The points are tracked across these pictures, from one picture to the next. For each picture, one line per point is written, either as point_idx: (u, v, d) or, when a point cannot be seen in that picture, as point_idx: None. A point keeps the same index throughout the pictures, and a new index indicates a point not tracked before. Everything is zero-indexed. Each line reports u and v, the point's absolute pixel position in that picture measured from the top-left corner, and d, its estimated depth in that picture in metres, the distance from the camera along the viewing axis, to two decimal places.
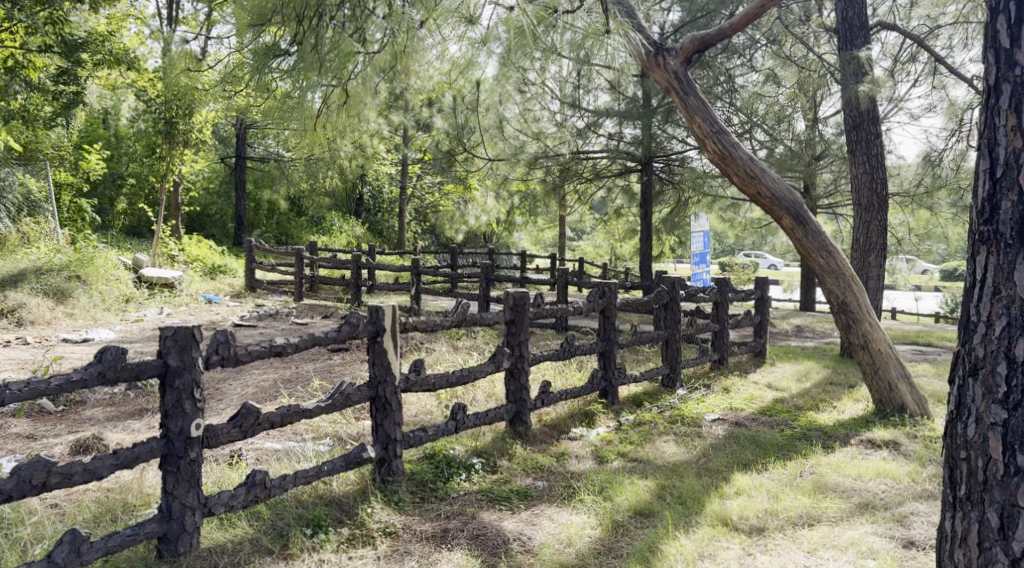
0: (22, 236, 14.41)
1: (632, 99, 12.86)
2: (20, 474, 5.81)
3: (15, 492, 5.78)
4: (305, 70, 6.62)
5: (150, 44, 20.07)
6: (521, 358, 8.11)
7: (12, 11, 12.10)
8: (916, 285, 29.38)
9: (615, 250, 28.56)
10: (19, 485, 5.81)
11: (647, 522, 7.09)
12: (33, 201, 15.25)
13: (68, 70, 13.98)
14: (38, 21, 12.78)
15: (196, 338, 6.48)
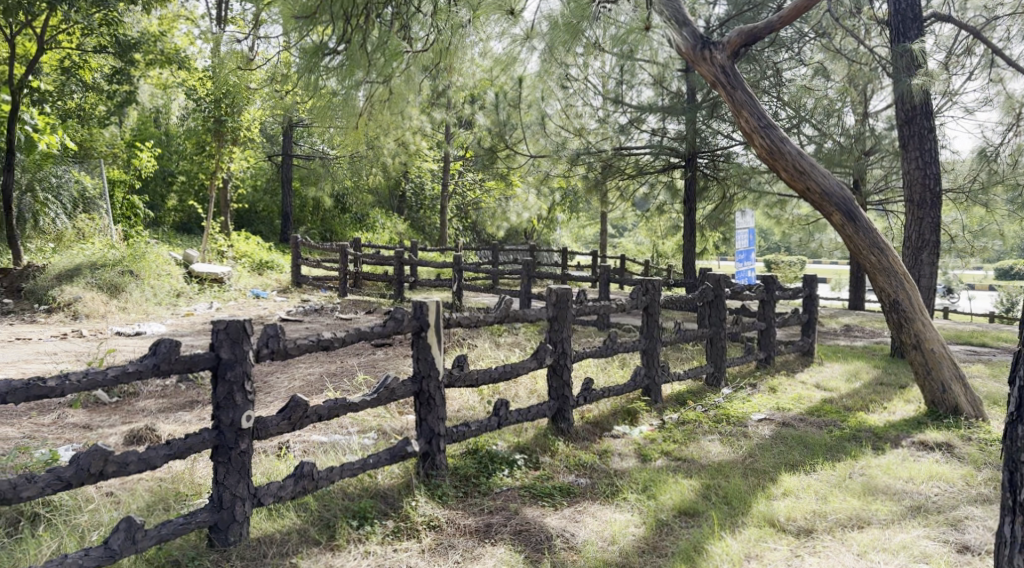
0: (78, 232, 15.20)
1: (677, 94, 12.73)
2: (79, 462, 5.87)
3: (73, 479, 5.85)
4: (352, 67, 7.50)
5: (197, 46, 19.71)
6: (565, 354, 8.05)
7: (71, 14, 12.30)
8: (972, 285, 28.61)
9: (657, 246, 28.31)
10: (77, 473, 5.87)
11: (692, 522, 6.91)
12: (87, 199, 16.31)
13: (121, 70, 13.73)
14: (93, 22, 13.01)
15: (247, 332, 6.39)
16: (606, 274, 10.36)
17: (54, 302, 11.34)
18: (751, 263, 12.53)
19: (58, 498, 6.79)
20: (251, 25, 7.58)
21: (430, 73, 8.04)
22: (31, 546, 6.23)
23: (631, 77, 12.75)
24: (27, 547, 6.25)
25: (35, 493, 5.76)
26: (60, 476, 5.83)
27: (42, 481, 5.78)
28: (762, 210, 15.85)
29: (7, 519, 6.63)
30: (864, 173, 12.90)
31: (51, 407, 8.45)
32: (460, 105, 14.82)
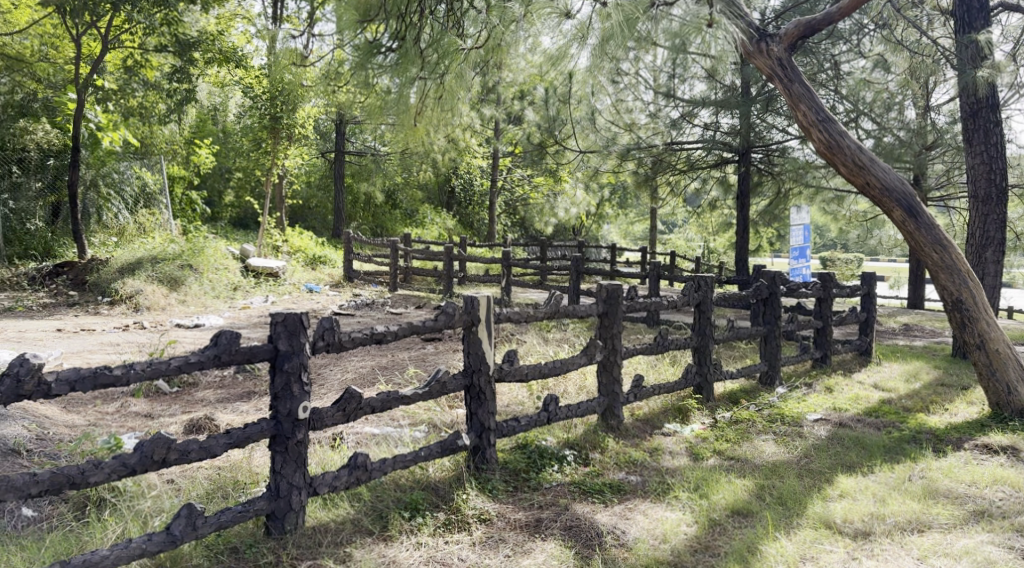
0: (139, 226, 15.94)
1: (731, 87, 12.50)
2: (143, 449, 6.02)
3: (138, 466, 5.99)
4: (406, 65, 7.60)
5: (255, 45, 20.18)
6: (614, 351, 8.03)
7: (131, 13, 12.75)
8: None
9: (709, 242, 28.09)
10: (142, 460, 6.02)
11: (746, 522, 6.83)
12: (149, 193, 16.94)
13: (181, 68, 13.95)
14: (155, 22, 13.38)
15: (304, 324, 6.52)
16: (654, 270, 10.27)
17: (117, 295, 11.70)
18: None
19: (123, 483, 7.02)
20: (305, 23, 7.65)
21: (478, 70, 8.07)
22: (97, 530, 6.44)
23: (684, 70, 12.59)
24: (93, 531, 6.46)
25: (101, 479, 5.91)
26: (125, 463, 5.98)
27: (108, 467, 5.93)
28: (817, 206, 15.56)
29: (74, 504, 6.90)
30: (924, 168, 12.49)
31: (115, 396, 8.74)
32: (509, 100, 14.85)
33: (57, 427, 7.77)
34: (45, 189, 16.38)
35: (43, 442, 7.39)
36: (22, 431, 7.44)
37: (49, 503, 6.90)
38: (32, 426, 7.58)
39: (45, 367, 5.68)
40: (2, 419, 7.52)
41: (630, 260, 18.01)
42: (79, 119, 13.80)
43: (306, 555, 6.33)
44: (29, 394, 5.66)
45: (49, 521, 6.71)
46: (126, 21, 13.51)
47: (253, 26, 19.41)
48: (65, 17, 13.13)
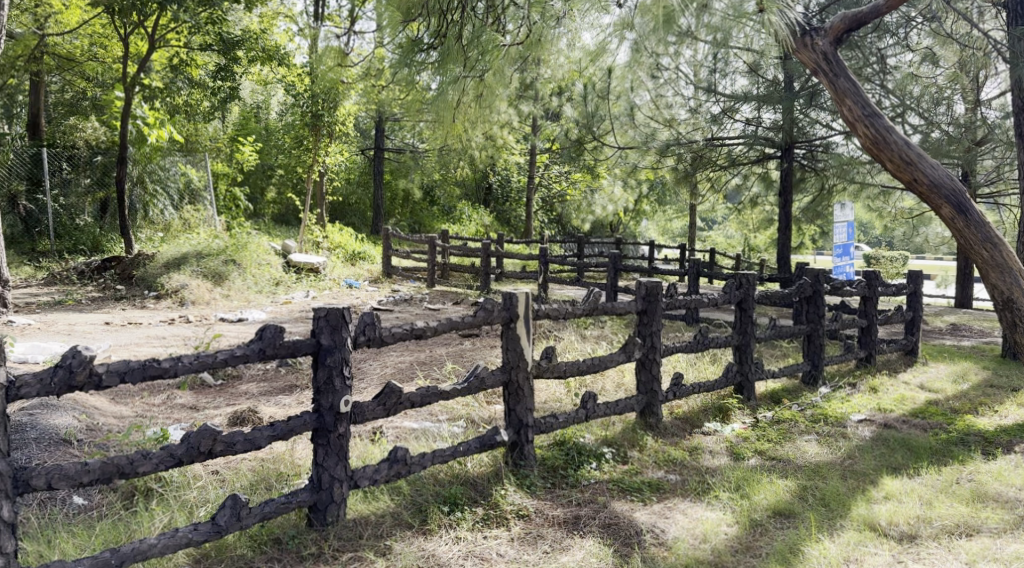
0: (184, 222, 16.54)
1: (774, 81, 12.29)
2: (189, 441, 6.07)
3: (184, 457, 6.03)
4: (447, 62, 7.59)
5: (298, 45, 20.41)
6: (654, 348, 7.98)
7: (178, 12, 13.01)
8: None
9: (749, 239, 27.84)
10: (188, 451, 6.06)
11: (789, 523, 6.75)
12: (193, 190, 17.55)
13: (225, 66, 14.20)
14: (201, 21, 13.63)
15: (346, 319, 6.57)
16: (693, 267, 10.18)
17: (162, 289, 11.95)
18: (849, 259, 12.42)
19: (169, 474, 7.17)
20: (348, 21, 7.64)
21: (519, 67, 7.98)
22: (145, 519, 6.56)
23: (725, 64, 12.40)
24: (141, 519, 6.59)
25: (150, 469, 5.94)
26: (172, 454, 6.03)
27: (156, 458, 5.97)
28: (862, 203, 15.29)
29: (123, 493, 7.07)
30: (974, 165, 12.10)
31: (161, 388, 8.94)
32: (547, 97, 14.85)
33: (106, 418, 7.97)
34: (94, 186, 17.13)
35: (93, 432, 7.58)
36: (73, 421, 7.64)
37: (99, 492, 7.07)
38: (82, 417, 7.78)
39: (96, 360, 5.69)
40: (55, 410, 7.73)
41: (669, 257, 17.91)
42: (126, 117, 14.14)
43: (347, 546, 6.39)
44: (80, 385, 5.68)
45: (98, 509, 6.88)
46: (173, 20, 13.80)
47: (297, 23, 19.67)
48: (112, 17, 13.44)
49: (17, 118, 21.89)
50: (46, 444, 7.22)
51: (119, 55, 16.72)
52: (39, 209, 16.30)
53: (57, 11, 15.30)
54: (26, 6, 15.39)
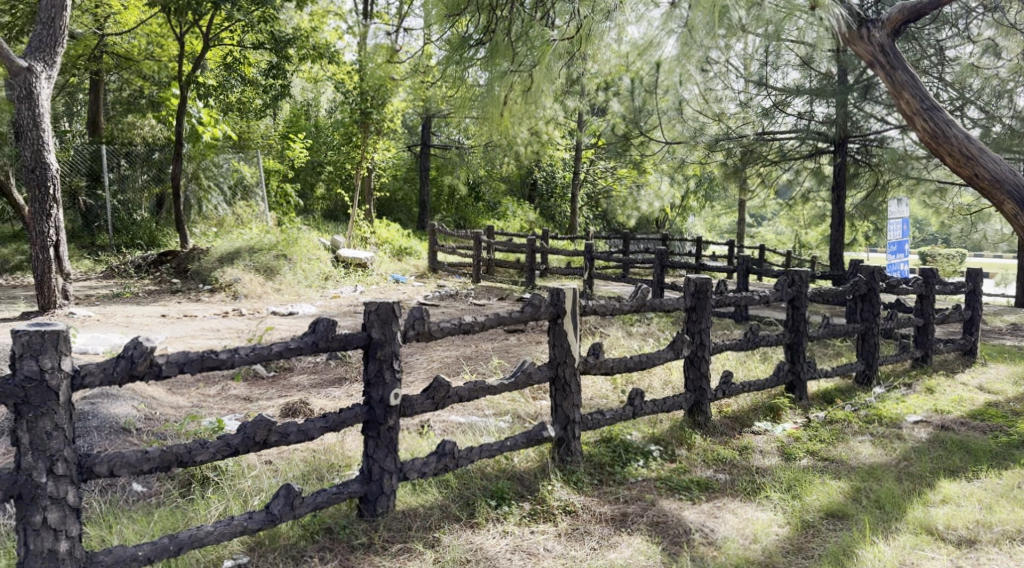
0: (238, 218, 16.95)
1: (827, 74, 12.06)
2: (245, 430, 6.10)
3: (241, 447, 6.07)
4: (497, 58, 7.60)
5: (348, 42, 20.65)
6: (702, 346, 7.91)
7: (232, 11, 13.28)
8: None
9: (799, 236, 27.51)
10: (244, 441, 6.09)
11: (842, 525, 6.62)
12: (245, 185, 17.95)
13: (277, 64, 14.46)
14: (254, 19, 13.85)
15: (396, 313, 6.60)
16: (741, 263, 10.07)
17: (216, 283, 12.26)
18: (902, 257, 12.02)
19: (224, 463, 7.28)
20: (395, 18, 7.67)
21: (565, 62, 7.92)
22: (201, 506, 6.69)
23: (777, 57, 12.16)
24: (198, 508, 6.70)
25: (207, 458, 5.96)
26: (229, 443, 6.05)
27: (214, 447, 5.99)
28: (917, 199, 14.94)
29: (180, 481, 7.18)
30: None
31: (216, 379, 9.15)
32: (593, 91, 14.80)
33: (164, 408, 8.17)
34: (151, 181, 17.73)
35: (152, 422, 7.78)
36: (133, 411, 7.85)
37: (157, 479, 7.19)
38: (141, 407, 7.98)
39: (157, 351, 5.76)
40: (115, 400, 7.94)
41: (715, 254, 17.73)
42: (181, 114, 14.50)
43: (397, 538, 6.42)
44: (141, 375, 5.74)
45: (157, 496, 7.00)
46: (227, 19, 14.06)
47: (346, 22, 19.91)
48: (167, 16, 13.73)
49: (78, 116, 22.46)
50: (107, 432, 7.42)
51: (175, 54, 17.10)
52: (99, 204, 16.90)
53: (116, 11, 15.61)
54: (87, 6, 15.73)
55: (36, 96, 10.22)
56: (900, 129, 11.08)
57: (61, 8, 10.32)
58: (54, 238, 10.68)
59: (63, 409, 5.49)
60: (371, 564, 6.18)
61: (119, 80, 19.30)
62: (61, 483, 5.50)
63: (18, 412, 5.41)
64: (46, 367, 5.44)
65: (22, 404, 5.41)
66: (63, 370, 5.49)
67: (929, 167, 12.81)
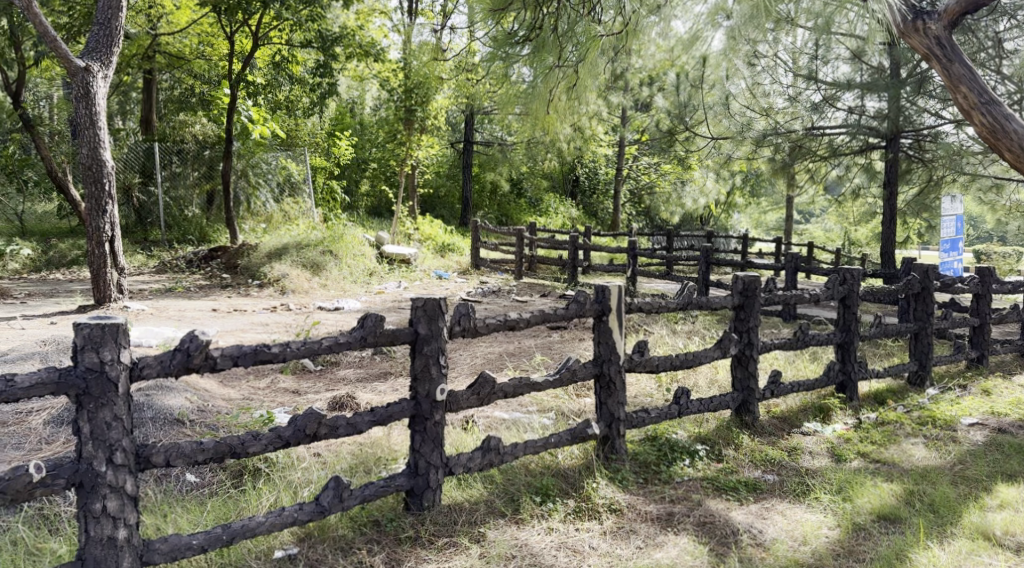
0: (285, 215, 17.29)
1: (878, 68, 11.87)
2: (297, 423, 6.10)
3: (292, 439, 6.07)
4: (543, 54, 7.58)
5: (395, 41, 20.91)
6: (750, 344, 7.80)
7: (282, 10, 13.51)
8: None
9: (849, 233, 27.20)
10: (296, 434, 6.10)
11: (894, 528, 6.48)
12: (293, 183, 18.18)
13: (324, 63, 14.73)
14: (302, 19, 14.07)
15: (443, 308, 6.54)
16: (789, 261, 9.96)
17: (265, 278, 12.51)
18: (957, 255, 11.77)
19: (275, 454, 7.27)
20: (439, 16, 7.69)
21: (608, 57, 7.89)
22: (253, 497, 6.71)
23: (827, 51, 11.96)
24: (249, 498, 6.71)
25: (260, 450, 5.99)
26: (280, 435, 6.07)
27: (266, 439, 6.01)
28: (972, 197, 14.62)
29: (232, 472, 7.20)
30: None
31: (266, 372, 9.32)
32: (636, 87, 14.77)
33: (216, 400, 8.32)
34: (201, 179, 18.18)
35: (204, 413, 7.92)
36: (185, 403, 8.00)
37: (210, 470, 7.21)
38: (194, 399, 8.14)
39: (212, 344, 5.81)
40: (168, 392, 8.11)
41: (761, 251, 17.51)
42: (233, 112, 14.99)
43: (443, 532, 6.38)
44: (197, 368, 5.80)
45: (209, 487, 7.03)
46: (276, 18, 14.28)
47: (391, 19, 20.11)
48: (218, 16, 14.00)
49: (132, 113, 22.90)
50: (161, 423, 7.57)
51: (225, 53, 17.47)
52: (152, 200, 17.46)
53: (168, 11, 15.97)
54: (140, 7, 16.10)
55: (93, 95, 10.50)
56: (954, 124, 10.81)
57: (117, 9, 10.60)
58: (109, 234, 10.93)
59: (123, 401, 5.54)
60: (417, 558, 6.16)
61: (171, 79, 19.62)
62: (120, 472, 5.54)
63: (79, 402, 5.47)
64: (106, 359, 5.49)
65: (84, 395, 5.47)
66: (123, 362, 5.53)
67: (985, 162, 12.23)
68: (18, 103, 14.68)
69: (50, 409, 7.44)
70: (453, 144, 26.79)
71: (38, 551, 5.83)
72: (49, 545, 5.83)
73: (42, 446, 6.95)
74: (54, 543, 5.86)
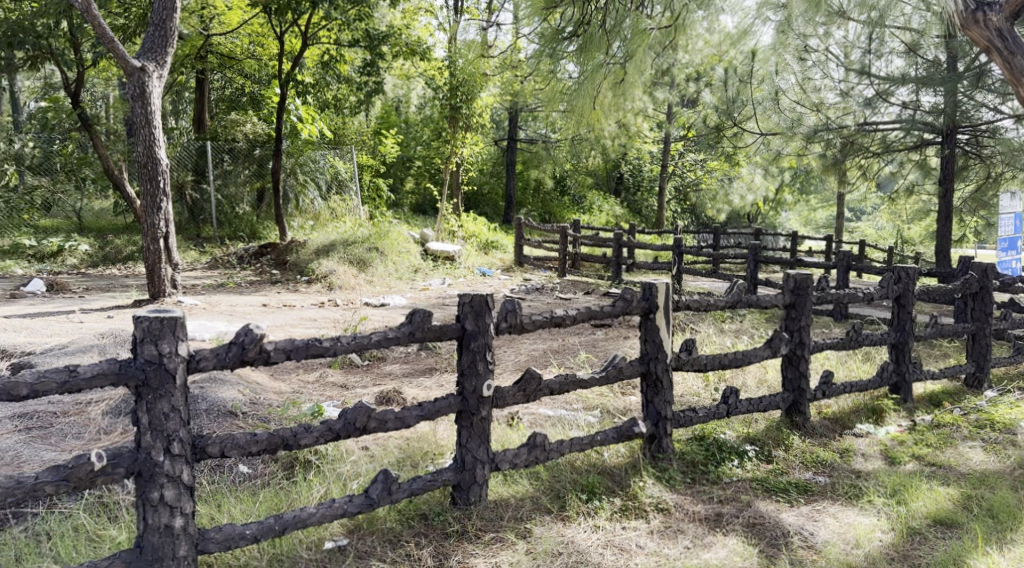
0: (332, 212, 17.57)
1: (934, 62, 11.54)
2: (347, 416, 6.07)
3: (342, 432, 6.04)
4: (591, 49, 7.54)
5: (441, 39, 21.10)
6: (802, 344, 7.66)
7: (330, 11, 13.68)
8: None
9: (903, 231, 26.86)
10: (346, 427, 6.07)
11: (950, 533, 6.30)
12: (340, 181, 18.42)
13: (371, 62, 14.93)
14: (349, 18, 14.23)
15: (490, 305, 6.44)
16: (840, 260, 9.82)
17: (313, 275, 12.69)
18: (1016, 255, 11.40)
19: (324, 447, 7.16)
20: (487, 13, 7.69)
21: (655, 52, 7.82)
22: (304, 488, 6.56)
23: (881, 44, 11.66)
24: (300, 489, 6.58)
25: (311, 442, 5.97)
26: (331, 428, 6.04)
27: (317, 431, 6.00)
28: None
29: (284, 463, 7.06)
30: None
31: (315, 366, 9.46)
32: (682, 83, 14.71)
33: (267, 393, 8.42)
34: (253, 176, 18.42)
35: (256, 406, 8.01)
36: (238, 395, 8.10)
37: (262, 461, 7.09)
38: (246, 391, 8.25)
39: (266, 337, 5.77)
40: (222, 385, 8.24)
41: (810, 249, 17.23)
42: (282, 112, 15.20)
43: (490, 528, 6.30)
44: (252, 361, 5.77)
45: (262, 478, 6.90)
46: (323, 18, 14.45)
47: (441, 18, 20.31)
48: (270, 16, 14.24)
49: (184, 113, 23.37)
50: (214, 415, 7.66)
51: (275, 53, 17.73)
52: (204, 197, 17.80)
53: (220, 12, 16.38)
54: (193, 8, 16.46)
55: (148, 95, 10.73)
56: (1014, 118, 10.50)
57: (172, 11, 10.83)
58: (163, 230, 11.18)
59: (180, 392, 5.50)
60: (464, 553, 6.09)
61: (224, 79, 19.98)
62: (177, 461, 5.50)
63: (138, 393, 5.45)
64: (164, 352, 5.46)
65: (143, 386, 5.45)
66: (180, 355, 5.50)
67: None
68: (76, 101, 15.08)
69: (108, 400, 7.61)
70: (497, 142, 26.91)
71: (97, 538, 5.88)
72: (109, 532, 5.89)
73: (101, 436, 7.07)
74: (114, 530, 5.92)
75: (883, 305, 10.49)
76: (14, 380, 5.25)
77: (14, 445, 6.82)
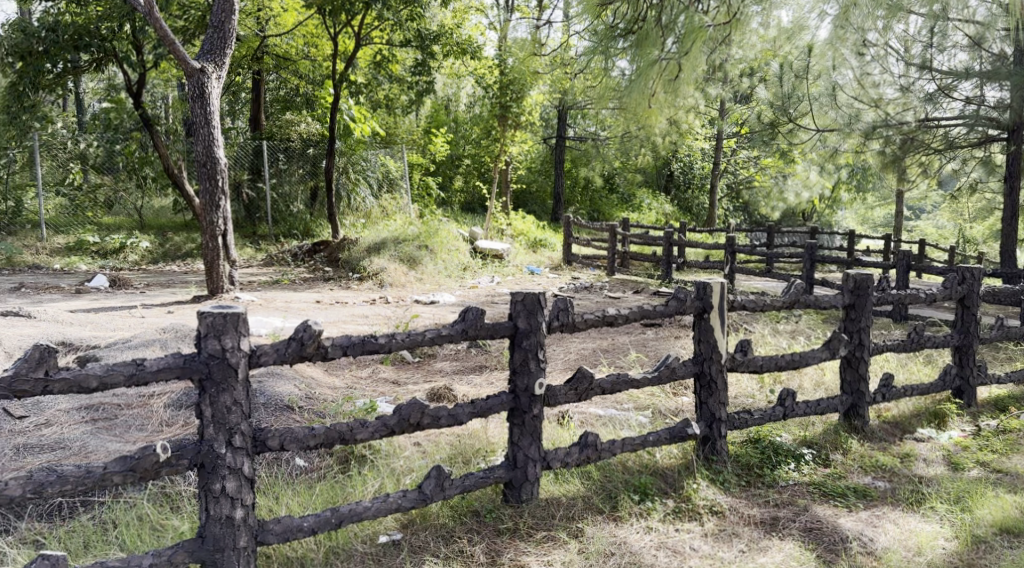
0: (382, 210, 17.95)
1: (1000, 56, 11.22)
2: (401, 412, 6.08)
3: (397, 428, 6.05)
4: (644, 46, 7.49)
5: (492, 37, 21.11)
6: (860, 345, 7.51)
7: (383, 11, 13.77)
8: None
9: (964, 231, 26.32)
10: (400, 422, 6.08)
11: (1017, 543, 6.13)
12: (392, 179, 19.05)
13: (423, 61, 14.97)
14: (402, 19, 14.30)
15: (542, 303, 6.41)
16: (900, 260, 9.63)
17: (365, 272, 12.78)
18: None
19: (378, 442, 7.20)
20: (539, 12, 7.69)
21: (709, 47, 7.71)
22: (359, 482, 6.61)
23: (943, 38, 11.40)
24: (355, 483, 6.61)
25: (367, 437, 5.99)
26: (386, 423, 6.05)
27: (372, 426, 6.01)
28: None
29: (339, 457, 7.12)
30: None
31: (367, 362, 9.52)
32: (736, 78, 14.56)
33: (321, 388, 8.49)
34: (306, 175, 18.63)
35: (312, 401, 8.07)
36: (294, 390, 8.19)
37: (318, 455, 7.15)
38: (303, 387, 8.33)
39: (324, 333, 5.79)
40: (279, 379, 8.33)
41: (867, 248, 16.93)
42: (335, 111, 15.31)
43: (541, 526, 6.29)
44: (310, 356, 5.81)
45: (319, 471, 6.95)
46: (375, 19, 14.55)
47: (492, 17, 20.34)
48: (324, 17, 14.37)
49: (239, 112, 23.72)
50: (272, 409, 7.75)
51: (329, 53, 17.91)
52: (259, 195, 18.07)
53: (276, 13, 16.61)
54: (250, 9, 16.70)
55: (207, 95, 10.88)
56: None
57: (229, 12, 10.96)
58: (222, 228, 11.36)
59: (242, 386, 5.55)
60: (516, 550, 6.07)
61: (277, 79, 20.22)
62: (238, 454, 5.56)
63: (201, 386, 5.51)
64: (227, 346, 5.51)
65: (206, 379, 5.51)
66: (243, 349, 5.55)
67: None
68: (138, 102, 15.34)
69: (170, 393, 7.73)
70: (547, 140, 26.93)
71: (159, 528, 5.96)
72: (171, 522, 5.96)
73: (164, 428, 7.19)
74: (176, 520, 5.99)
75: (944, 306, 10.27)
76: (84, 372, 5.32)
77: (81, 436, 6.95)
